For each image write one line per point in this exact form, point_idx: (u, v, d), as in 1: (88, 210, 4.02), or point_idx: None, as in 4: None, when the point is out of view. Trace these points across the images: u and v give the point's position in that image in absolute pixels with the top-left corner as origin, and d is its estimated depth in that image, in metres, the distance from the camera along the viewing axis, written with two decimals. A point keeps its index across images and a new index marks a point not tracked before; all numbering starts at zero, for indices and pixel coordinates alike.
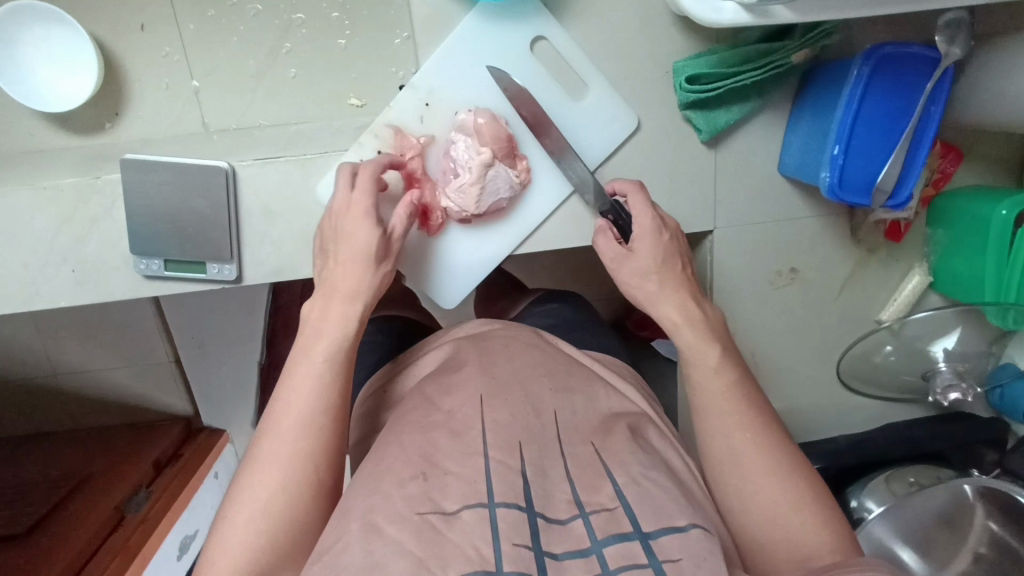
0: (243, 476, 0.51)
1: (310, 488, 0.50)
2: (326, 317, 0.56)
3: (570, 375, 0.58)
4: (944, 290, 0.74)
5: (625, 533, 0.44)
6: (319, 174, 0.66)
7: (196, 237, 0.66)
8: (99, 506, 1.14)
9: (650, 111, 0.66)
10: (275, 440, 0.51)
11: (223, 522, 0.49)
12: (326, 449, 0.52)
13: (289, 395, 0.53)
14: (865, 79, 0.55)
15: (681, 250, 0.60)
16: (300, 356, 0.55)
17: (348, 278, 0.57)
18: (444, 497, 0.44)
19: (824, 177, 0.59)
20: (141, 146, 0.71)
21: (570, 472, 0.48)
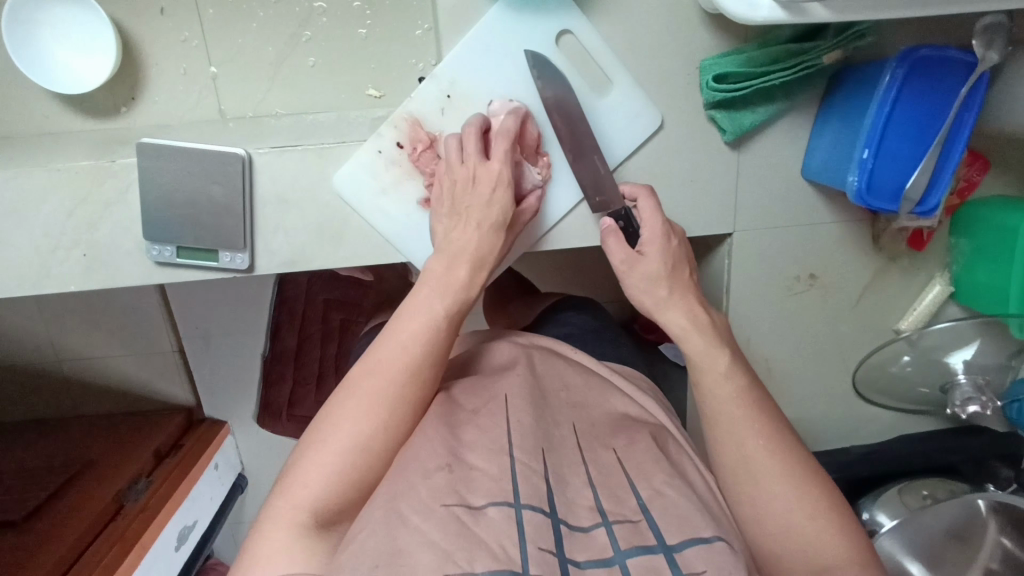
0: (314, 436, 0.48)
1: (382, 466, 0.48)
2: (452, 277, 0.54)
3: (589, 388, 0.58)
4: (965, 300, 0.73)
5: (648, 545, 0.43)
6: (336, 164, 0.65)
7: (209, 224, 0.65)
8: (99, 494, 1.14)
9: (674, 111, 0.65)
10: (358, 405, 0.48)
11: (290, 481, 0.46)
12: (407, 426, 0.49)
13: (378, 362, 0.50)
14: (899, 83, 0.54)
15: (689, 258, 0.59)
16: (397, 323, 0.52)
17: (478, 245, 0.56)
18: (471, 492, 0.44)
19: (851, 181, 0.59)
20: (156, 131, 0.70)
21: (592, 479, 0.48)
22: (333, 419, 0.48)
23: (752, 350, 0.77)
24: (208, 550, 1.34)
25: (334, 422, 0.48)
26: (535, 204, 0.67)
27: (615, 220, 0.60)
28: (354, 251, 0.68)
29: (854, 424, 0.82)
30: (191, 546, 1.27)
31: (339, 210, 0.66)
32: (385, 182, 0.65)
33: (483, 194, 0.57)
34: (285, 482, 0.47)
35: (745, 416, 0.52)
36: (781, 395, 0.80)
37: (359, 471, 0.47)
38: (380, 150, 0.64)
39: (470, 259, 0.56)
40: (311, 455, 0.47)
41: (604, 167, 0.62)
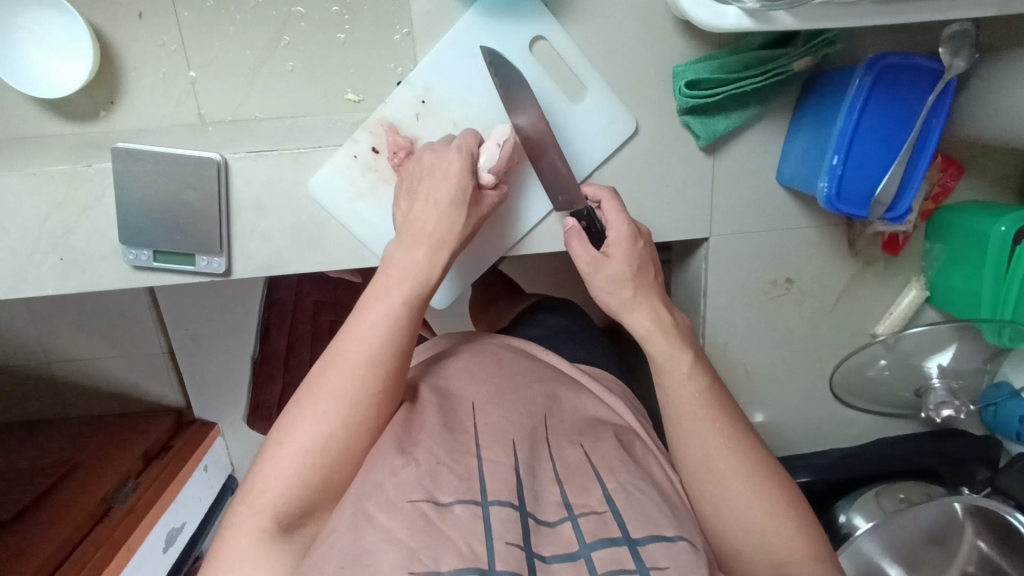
0: (273, 439, 0.47)
1: (349, 464, 0.47)
2: (411, 261, 0.53)
3: (560, 384, 0.58)
4: (941, 304, 0.74)
5: (614, 537, 0.44)
6: (312, 169, 0.65)
7: (186, 228, 0.65)
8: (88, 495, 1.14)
9: (649, 117, 0.66)
10: (317, 406, 0.47)
11: (251, 485, 0.46)
12: (371, 422, 0.48)
13: (341, 357, 0.49)
14: (867, 89, 0.55)
15: (652, 258, 0.59)
16: (358, 315, 0.51)
17: (440, 222, 0.56)
18: (439, 488, 0.44)
19: (822, 187, 0.59)
20: (134, 135, 0.71)
21: (559, 475, 0.48)
22: (294, 420, 0.47)
23: (730, 353, 0.77)
24: (197, 551, 1.34)
25: (294, 424, 0.47)
26: (501, 213, 0.68)
27: (578, 220, 0.60)
28: (332, 255, 0.68)
29: (832, 425, 0.82)
30: (179, 548, 1.27)
31: (316, 215, 0.66)
32: (361, 187, 0.66)
33: (442, 171, 0.57)
34: (246, 486, 0.46)
35: (702, 413, 0.54)
36: (760, 398, 0.80)
37: (323, 473, 0.46)
38: (354, 155, 0.65)
39: (432, 241, 0.55)
40: (272, 459, 0.46)
41: (565, 166, 0.61)
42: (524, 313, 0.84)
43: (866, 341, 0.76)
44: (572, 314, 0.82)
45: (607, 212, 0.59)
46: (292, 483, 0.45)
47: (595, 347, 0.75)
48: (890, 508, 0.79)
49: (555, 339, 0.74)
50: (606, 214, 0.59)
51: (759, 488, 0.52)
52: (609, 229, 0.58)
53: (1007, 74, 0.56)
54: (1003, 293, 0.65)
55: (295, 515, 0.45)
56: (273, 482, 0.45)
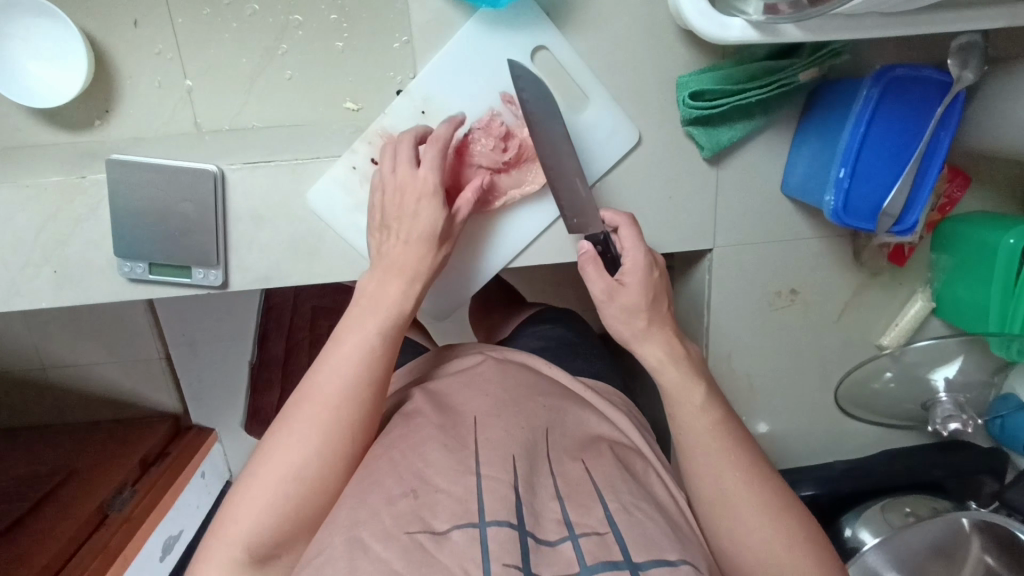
0: (248, 470, 0.48)
1: (324, 495, 0.48)
2: (384, 294, 0.54)
3: (564, 399, 0.57)
4: (947, 317, 0.73)
5: (616, 561, 0.42)
6: (310, 180, 0.64)
7: (183, 241, 0.64)
8: (83, 503, 1.13)
9: (652, 127, 0.65)
10: (291, 437, 0.48)
11: (224, 516, 0.46)
12: (344, 451, 0.49)
13: (314, 390, 0.50)
14: (875, 101, 0.54)
15: (665, 287, 0.59)
16: (333, 350, 0.52)
17: (409, 257, 0.56)
18: (434, 516, 0.43)
19: (828, 200, 0.58)
20: (129, 145, 0.70)
21: (560, 492, 0.47)
22: (269, 451, 0.48)
23: (734, 364, 0.76)
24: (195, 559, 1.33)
25: (266, 457, 0.47)
26: (504, 222, 0.67)
27: (594, 245, 0.59)
28: (331, 267, 0.67)
29: (838, 437, 0.81)
30: (175, 556, 1.27)
31: (315, 226, 0.65)
32: (359, 199, 0.65)
33: (410, 208, 0.57)
34: (220, 517, 0.46)
35: (710, 426, 0.54)
36: (764, 410, 0.79)
37: (296, 503, 0.46)
38: (353, 166, 0.64)
39: (402, 275, 0.55)
40: (245, 492, 0.47)
41: (584, 189, 0.60)
42: (524, 323, 0.83)
43: (872, 353, 0.75)
44: (572, 326, 0.81)
45: (623, 239, 0.58)
46: (268, 517, 0.45)
47: (596, 359, 0.74)
48: (896, 523, 0.78)
49: (558, 351, 0.73)
50: (622, 241, 0.58)
51: (764, 503, 0.52)
52: (624, 258, 0.57)
53: (1013, 87, 0.55)
54: (1009, 306, 0.64)
55: (267, 545, 0.46)
56: (248, 513, 0.46)
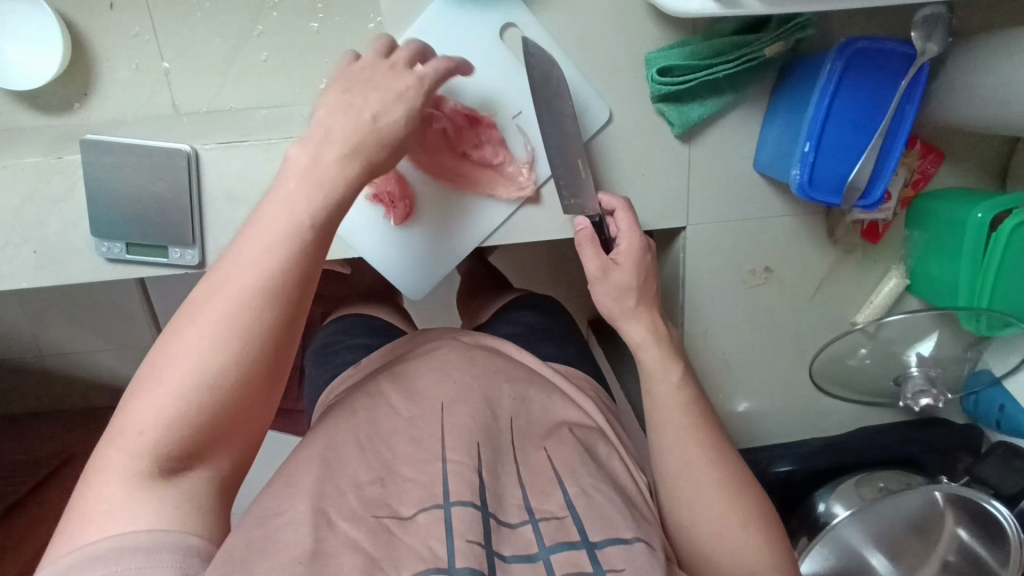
0: (146, 371, 0.40)
1: (241, 402, 0.41)
2: (322, 170, 0.46)
3: (529, 386, 0.57)
4: (922, 293, 0.73)
5: (573, 541, 0.45)
6: (282, 159, 0.65)
7: (158, 221, 0.65)
8: (81, 484, 1.16)
9: (624, 107, 0.65)
10: (200, 336, 0.41)
11: (117, 426, 0.39)
12: (265, 356, 0.42)
13: (229, 281, 0.42)
14: (838, 74, 0.54)
15: (653, 270, 0.60)
16: (245, 237, 0.43)
17: (358, 134, 0.48)
18: (402, 503, 0.45)
19: (794, 175, 0.58)
20: (106, 128, 0.70)
21: (522, 478, 0.49)
22: (173, 351, 0.40)
23: (709, 343, 0.77)
24: None
25: (169, 357, 0.40)
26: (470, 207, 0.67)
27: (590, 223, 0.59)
28: None
29: (816, 415, 0.82)
30: None
31: None
32: None
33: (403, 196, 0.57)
34: (112, 427, 0.39)
35: (678, 403, 0.55)
36: (741, 387, 0.80)
37: (209, 412, 0.40)
38: None
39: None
40: (141, 397, 0.39)
41: (586, 170, 0.61)
42: (502, 307, 0.84)
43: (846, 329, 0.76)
44: (550, 310, 0.82)
45: (620, 225, 0.60)
46: (172, 427, 0.39)
47: (570, 342, 0.75)
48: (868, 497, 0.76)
49: (533, 336, 0.74)
50: (619, 224, 0.60)
51: (727, 481, 0.53)
52: (621, 240, 0.59)
53: (979, 60, 0.55)
54: (979, 282, 0.64)
55: (175, 458, 0.40)
56: (146, 420, 0.39)
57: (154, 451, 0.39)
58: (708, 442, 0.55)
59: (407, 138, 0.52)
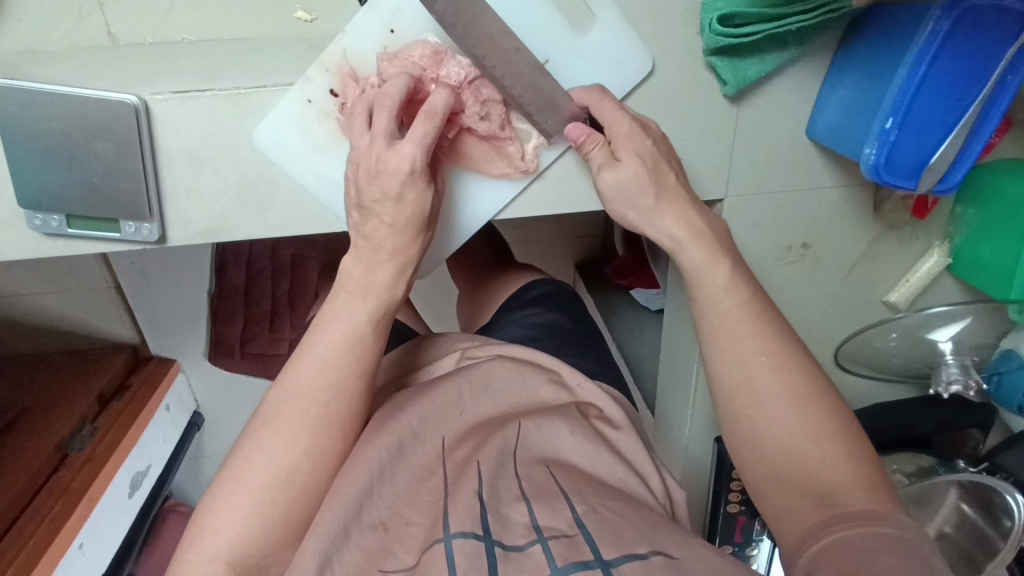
0: (230, 473, 0.49)
1: (313, 492, 0.49)
2: (374, 277, 0.52)
3: (553, 388, 0.60)
4: (963, 274, 0.68)
5: (585, 561, 0.44)
6: (253, 115, 0.53)
7: (104, 190, 0.53)
8: (44, 439, 1.02)
9: (668, 59, 0.55)
10: (275, 436, 0.49)
11: (204, 525, 0.47)
12: (333, 446, 0.50)
13: (298, 385, 0.50)
14: (941, 38, 0.45)
15: (671, 154, 0.54)
16: (312, 343, 0.52)
17: (400, 237, 0.52)
18: (405, 550, 0.46)
19: (868, 154, 0.50)
20: (24, 62, 0.56)
21: (526, 493, 0.49)
22: (253, 452, 0.49)
23: None
24: (167, 491, 1.31)
25: (253, 460, 0.49)
26: (462, 199, 0.59)
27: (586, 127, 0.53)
28: (289, 220, 0.58)
29: None
30: (145, 491, 1.18)
31: (264, 171, 0.55)
32: (318, 139, 0.54)
33: (392, 192, 0.49)
34: (197, 527, 0.48)
35: (749, 349, 0.51)
36: None
37: (285, 504, 0.48)
38: (308, 98, 0.53)
39: (395, 258, 0.52)
40: (225, 495, 0.48)
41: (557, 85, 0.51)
42: (515, 291, 0.83)
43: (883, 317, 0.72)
44: (563, 308, 0.79)
45: (604, 114, 0.51)
46: (253, 525, 0.47)
47: (588, 349, 0.73)
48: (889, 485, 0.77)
49: (547, 343, 0.72)
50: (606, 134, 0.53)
51: (808, 447, 0.49)
52: (608, 128, 0.51)
53: None
54: None
55: (253, 554, 0.47)
56: (231, 519, 0.47)
57: (239, 547, 0.46)
58: (783, 404, 0.50)
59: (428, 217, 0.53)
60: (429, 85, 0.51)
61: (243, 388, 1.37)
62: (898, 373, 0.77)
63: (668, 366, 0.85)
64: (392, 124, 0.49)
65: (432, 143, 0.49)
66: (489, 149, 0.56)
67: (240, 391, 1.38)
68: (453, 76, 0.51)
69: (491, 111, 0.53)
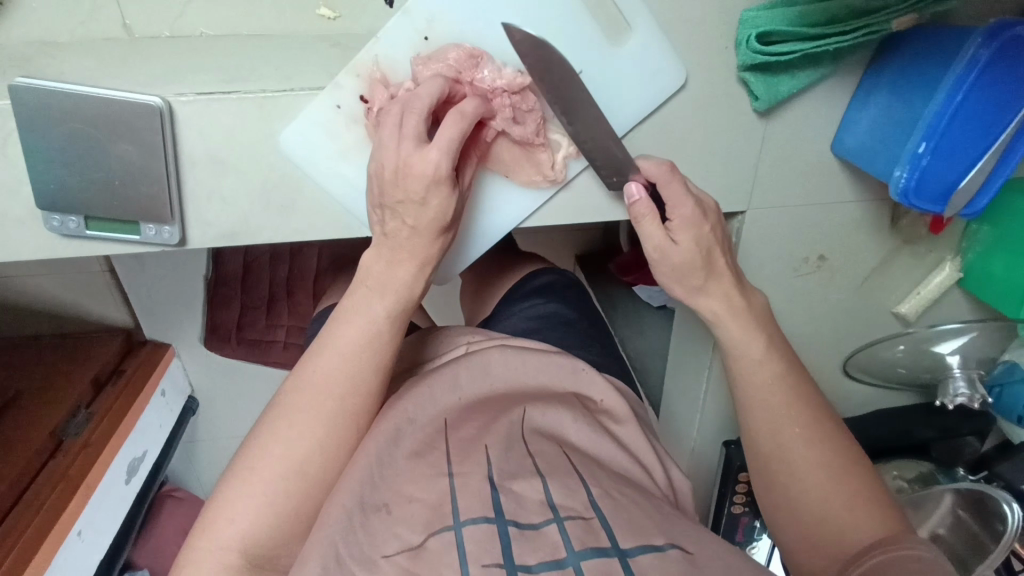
0: (242, 463, 0.48)
1: (326, 487, 0.48)
2: (396, 274, 0.52)
3: (556, 370, 0.57)
4: (973, 289, 0.69)
5: (603, 549, 0.42)
6: (280, 118, 0.52)
7: (123, 192, 0.52)
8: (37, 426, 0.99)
9: (702, 70, 0.55)
10: (292, 428, 0.48)
11: (215, 514, 0.47)
12: (348, 442, 0.50)
13: (319, 377, 0.50)
14: (981, 66, 0.45)
15: (725, 235, 0.54)
16: (332, 335, 0.51)
17: (427, 243, 0.51)
18: (409, 528, 0.43)
19: (897, 176, 0.51)
20: (36, 54, 0.53)
21: (540, 469, 0.47)
22: (269, 443, 0.48)
23: None
24: (164, 475, 1.30)
25: (267, 451, 0.48)
26: (482, 198, 0.59)
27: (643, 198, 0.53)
28: (311, 224, 0.57)
29: (833, 399, 0.82)
30: (142, 477, 1.17)
31: (288, 175, 0.54)
32: (345, 144, 0.54)
33: (418, 195, 0.48)
34: (208, 515, 0.47)
35: (785, 420, 0.54)
36: None
37: (297, 497, 0.47)
38: (337, 103, 0.52)
39: (414, 257, 0.52)
40: (238, 485, 0.47)
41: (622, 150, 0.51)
42: (517, 282, 0.82)
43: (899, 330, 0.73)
44: (565, 297, 0.78)
45: (669, 195, 0.51)
46: (264, 518, 0.46)
47: (594, 342, 0.72)
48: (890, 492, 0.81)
49: (552, 334, 0.71)
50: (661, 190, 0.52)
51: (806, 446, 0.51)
52: (673, 210, 0.51)
53: None
54: None
55: (264, 544, 0.46)
56: (242, 510, 0.46)
57: (249, 539, 0.46)
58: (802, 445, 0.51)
59: (452, 220, 0.52)
60: (466, 89, 0.51)
61: (239, 373, 1.36)
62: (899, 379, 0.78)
63: (678, 370, 0.86)
64: (422, 127, 0.48)
65: (457, 146, 0.48)
66: (518, 156, 0.56)
67: (236, 378, 1.36)
68: (488, 81, 0.50)
69: (524, 114, 0.52)
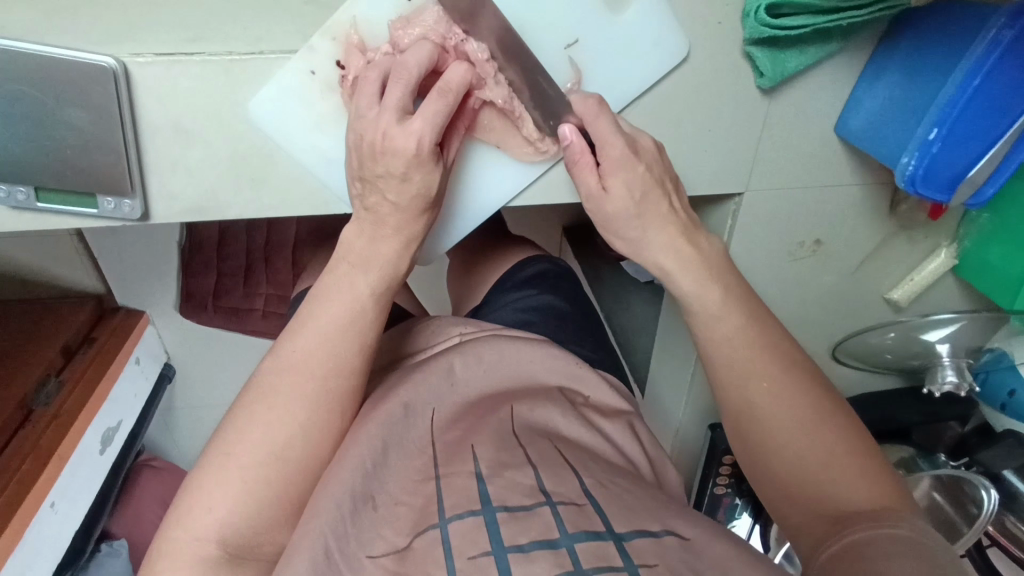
0: (219, 450, 0.45)
1: (308, 474, 0.45)
2: (380, 253, 0.49)
3: (549, 361, 0.56)
4: (967, 276, 0.68)
5: (597, 531, 0.39)
6: (250, 83, 0.47)
7: (77, 162, 0.47)
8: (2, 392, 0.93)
9: (704, 42, 0.51)
10: (272, 411, 0.45)
11: (191, 503, 0.43)
12: (331, 427, 0.47)
13: (298, 358, 0.47)
14: (1003, 47, 0.43)
15: (666, 174, 0.52)
16: (311, 315, 0.48)
17: (412, 219, 0.48)
18: (395, 532, 0.41)
19: (904, 163, 0.49)
20: None
21: (532, 459, 0.45)
22: (246, 427, 0.45)
23: None
24: (139, 446, 1.26)
25: (244, 438, 0.44)
26: (468, 173, 0.55)
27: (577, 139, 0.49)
28: (284, 198, 0.53)
29: None
30: (117, 447, 1.13)
31: (259, 145, 0.50)
32: (320, 115, 0.50)
33: (399, 171, 0.45)
34: (184, 506, 0.43)
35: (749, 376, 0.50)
36: None
37: (281, 484, 0.44)
38: (312, 69, 0.48)
39: (402, 235, 0.49)
40: (214, 473, 0.44)
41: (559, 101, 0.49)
42: (507, 271, 0.79)
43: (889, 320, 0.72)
44: (557, 288, 0.75)
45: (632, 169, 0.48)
46: (245, 508, 0.43)
47: (589, 336, 0.70)
48: None
49: (545, 326, 0.68)
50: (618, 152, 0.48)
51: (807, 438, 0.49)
52: (600, 149, 0.48)
53: None
54: None
55: (246, 533, 0.43)
56: (220, 501, 0.43)
57: (228, 532, 0.42)
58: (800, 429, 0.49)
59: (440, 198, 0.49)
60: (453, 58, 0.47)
61: (215, 343, 1.32)
62: (887, 364, 0.78)
63: (665, 350, 0.84)
64: (406, 98, 0.45)
65: (442, 119, 0.44)
66: (507, 130, 0.52)
67: (211, 347, 1.32)
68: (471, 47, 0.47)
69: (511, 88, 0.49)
